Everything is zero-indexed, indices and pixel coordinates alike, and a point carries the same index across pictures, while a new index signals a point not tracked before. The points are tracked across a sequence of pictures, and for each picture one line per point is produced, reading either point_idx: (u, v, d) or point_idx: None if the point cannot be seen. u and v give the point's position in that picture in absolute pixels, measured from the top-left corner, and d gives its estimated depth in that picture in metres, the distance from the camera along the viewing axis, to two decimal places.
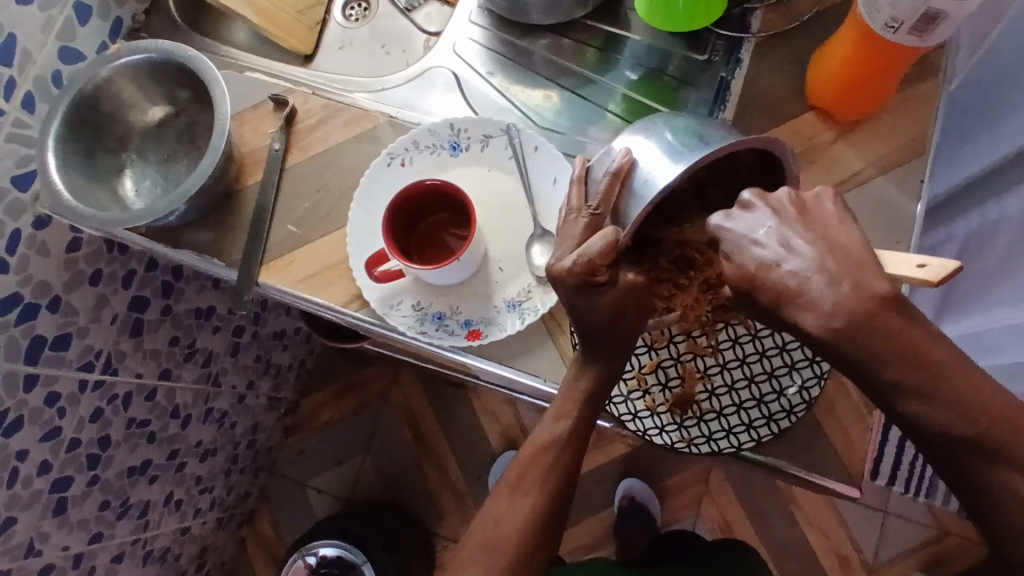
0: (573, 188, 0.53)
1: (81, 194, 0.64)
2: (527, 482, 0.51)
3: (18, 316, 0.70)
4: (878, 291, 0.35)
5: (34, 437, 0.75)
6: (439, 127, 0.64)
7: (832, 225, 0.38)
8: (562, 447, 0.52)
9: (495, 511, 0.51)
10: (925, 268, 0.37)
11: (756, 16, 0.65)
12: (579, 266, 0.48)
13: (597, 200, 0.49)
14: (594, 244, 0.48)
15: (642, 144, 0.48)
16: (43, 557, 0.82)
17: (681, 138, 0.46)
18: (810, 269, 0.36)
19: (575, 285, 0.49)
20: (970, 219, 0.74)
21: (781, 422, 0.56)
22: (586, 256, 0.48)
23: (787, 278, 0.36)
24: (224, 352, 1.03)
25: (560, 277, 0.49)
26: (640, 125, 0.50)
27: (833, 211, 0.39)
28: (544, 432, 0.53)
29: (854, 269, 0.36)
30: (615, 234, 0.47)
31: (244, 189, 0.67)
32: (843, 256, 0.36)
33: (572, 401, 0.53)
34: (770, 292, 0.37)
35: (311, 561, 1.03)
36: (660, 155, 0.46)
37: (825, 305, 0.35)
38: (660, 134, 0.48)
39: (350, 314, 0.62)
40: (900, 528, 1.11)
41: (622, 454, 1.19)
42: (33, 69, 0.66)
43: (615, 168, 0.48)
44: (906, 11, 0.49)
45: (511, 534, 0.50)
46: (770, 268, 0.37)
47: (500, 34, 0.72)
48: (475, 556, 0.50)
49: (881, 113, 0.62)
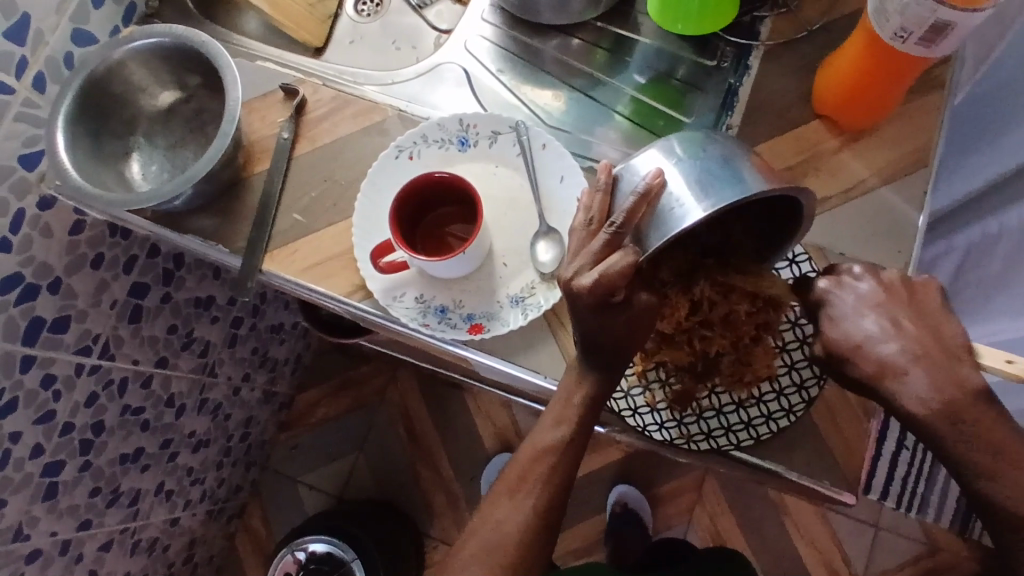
0: (596, 195, 0.53)
1: (88, 176, 0.64)
2: (529, 483, 0.52)
3: (18, 296, 0.69)
4: (970, 381, 0.44)
5: (28, 419, 0.75)
6: (448, 122, 0.64)
7: (938, 319, 0.47)
8: (565, 452, 0.52)
9: (496, 512, 0.52)
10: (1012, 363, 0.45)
11: (766, 23, 0.66)
12: (600, 286, 0.48)
13: (621, 217, 0.48)
14: (614, 264, 0.48)
15: (670, 167, 0.47)
16: (31, 542, 0.81)
17: (711, 161, 0.46)
18: (912, 354, 0.45)
19: (593, 304, 0.49)
20: (970, 232, 0.75)
21: (780, 421, 0.56)
22: (607, 276, 0.48)
23: (887, 357, 0.46)
24: (221, 343, 1.02)
25: (578, 294, 0.50)
26: (666, 144, 0.49)
27: (932, 303, 0.48)
28: (547, 435, 0.53)
29: (954, 359, 0.45)
30: (636, 254, 0.47)
31: (250, 176, 0.67)
32: (940, 343, 0.46)
33: (573, 405, 0.53)
34: (873, 364, 0.46)
35: (300, 557, 1.04)
36: (688, 184, 0.46)
37: (924, 388, 0.44)
38: (688, 154, 0.48)
39: (353, 304, 0.62)
40: (891, 542, 1.11)
41: (615, 460, 1.19)
42: (45, 50, 0.66)
43: (643, 188, 0.47)
44: (914, 21, 0.49)
45: (512, 534, 0.50)
46: (873, 345, 0.46)
47: (511, 32, 0.73)
48: (476, 555, 0.51)
49: (887, 123, 0.62)
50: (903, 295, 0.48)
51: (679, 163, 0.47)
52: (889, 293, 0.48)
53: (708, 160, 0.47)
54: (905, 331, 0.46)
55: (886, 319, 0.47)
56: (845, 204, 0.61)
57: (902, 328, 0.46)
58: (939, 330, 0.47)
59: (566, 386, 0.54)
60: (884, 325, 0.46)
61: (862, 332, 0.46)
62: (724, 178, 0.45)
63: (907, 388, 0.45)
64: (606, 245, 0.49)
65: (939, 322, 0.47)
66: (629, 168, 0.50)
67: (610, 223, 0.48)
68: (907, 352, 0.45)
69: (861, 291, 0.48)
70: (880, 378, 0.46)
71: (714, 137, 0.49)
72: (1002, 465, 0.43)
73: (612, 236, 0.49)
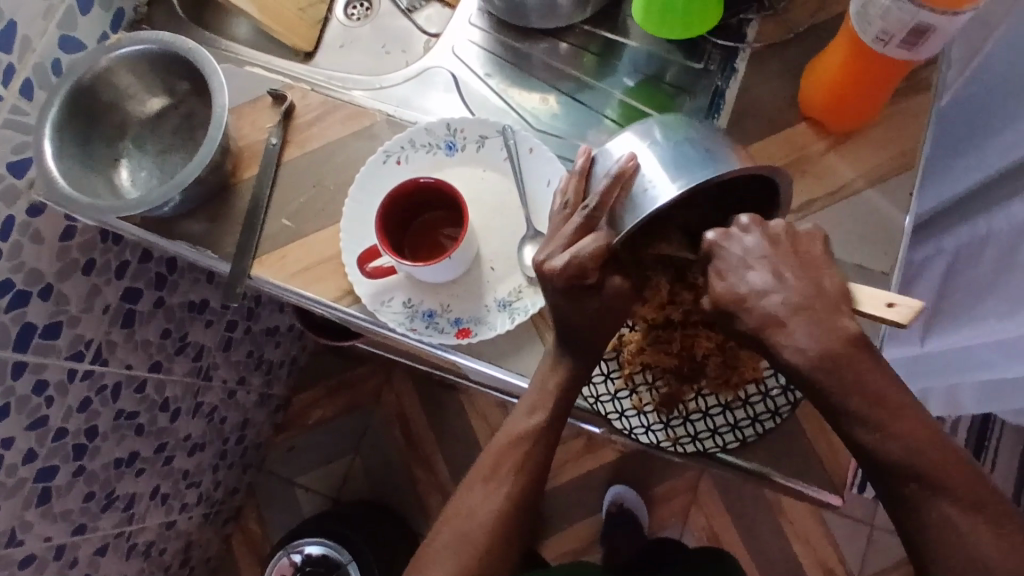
0: (571, 178, 0.54)
1: (76, 183, 0.64)
2: (501, 472, 0.53)
3: (9, 303, 0.69)
4: (847, 332, 0.40)
5: (20, 425, 0.75)
6: (436, 126, 0.64)
7: (819, 268, 0.42)
8: (537, 440, 0.54)
9: (468, 500, 0.53)
10: (893, 307, 0.42)
11: (753, 26, 0.66)
12: (570, 269, 0.50)
13: (595, 200, 0.49)
14: (584, 247, 0.49)
15: (644, 150, 0.48)
16: (25, 547, 0.82)
17: (686, 142, 0.47)
18: (793, 306, 0.40)
19: (563, 286, 0.50)
20: (958, 235, 0.75)
21: (767, 423, 0.56)
22: (577, 259, 0.49)
23: (772, 310, 0.40)
24: (215, 347, 1.03)
25: (550, 276, 0.51)
26: (642, 127, 0.50)
27: (819, 252, 0.43)
28: (520, 424, 0.54)
29: (834, 311, 0.41)
30: (608, 238, 0.49)
31: (239, 182, 0.67)
32: (822, 296, 0.41)
33: (549, 390, 0.54)
34: (755, 317, 0.41)
35: (297, 559, 1.04)
36: (661, 166, 0.46)
37: (802, 342, 0.40)
38: (665, 136, 0.48)
39: (341, 309, 0.63)
40: (886, 541, 1.11)
41: (610, 461, 1.20)
42: (32, 57, 0.66)
43: (617, 170, 0.48)
44: (895, 24, 0.49)
45: (483, 521, 0.52)
46: (758, 296, 0.41)
47: (499, 36, 0.73)
48: (449, 546, 0.52)
49: (873, 125, 0.62)
50: (785, 244, 0.43)
51: (656, 145, 0.48)
52: (774, 243, 0.42)
53: (684, 141, 0.48)
54: (787, 282, 0.41)
55: (769, 271, 0.41)
56: (831, 207, 0.61)
57: (784, 278, 0.41)
58: (822, 281, 0.42)
59: (541, 373, 0.56)
60: (768, 276, 0.41)
61: (748, 285, 0.41)
62: (699, 159, 0.46)
63: (789, 339, 0.40)
64: (580, 227, 0.50)
65: (819, 270, 0.42)
66: (607, 151, 0.51)
67: (584, 205, 0.50)
68: (788, 305, 0.40)
69: (747, 242, 0.42)
70: (763, 332, 0.41)
71: (690, 121, 0.50)
72: (884, 413, 0.39)
73: (586, 219, 0.50)
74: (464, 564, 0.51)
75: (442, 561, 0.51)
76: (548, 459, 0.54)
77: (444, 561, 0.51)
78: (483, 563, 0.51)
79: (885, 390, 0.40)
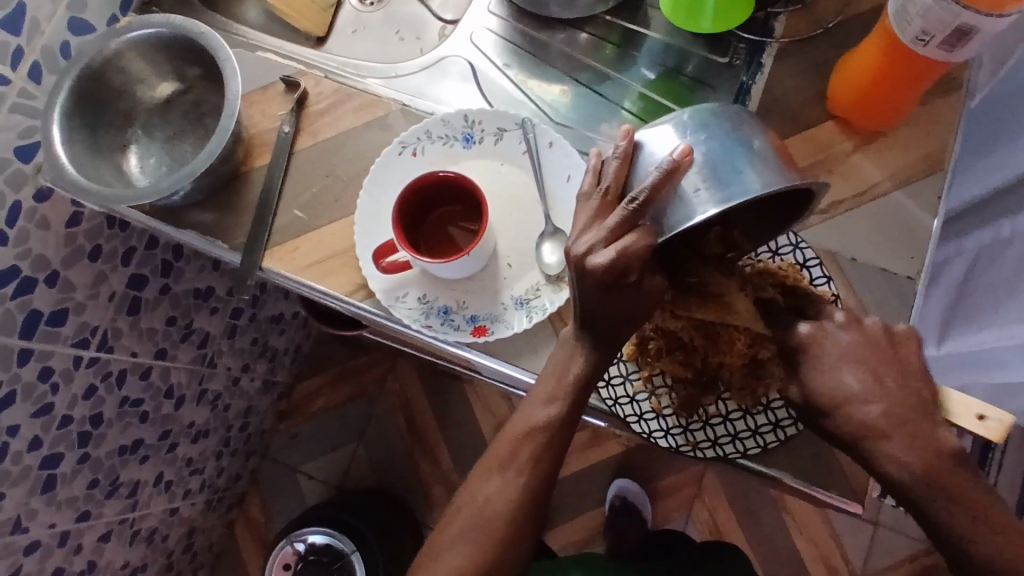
0: (612, 163, 0.50)
1: (85, 169, 0.63)
2: (518, 457, 0.52)
3: (14, 290, 0.68)
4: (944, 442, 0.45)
5: (26, 412, 0.74)
6: (453, 118, 0.63)
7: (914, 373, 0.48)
8: (556, 431, 0.52)
9: (482, 491, 0.52)
10: (984, 420, 0.46)
11: (779, 20, 0.64)
12: (614, 266, 0.47)
13: (643, 194, 0.46)
14: (629, 244, 0.46)
15: (691, 146, 0.47)
16: (29, 535, 0.81)
17: (731, 143, 0.47)
18: (891, 416, 0.46)
19: (604, 280, 0.48)
20: (980, 236, 0.74)
21: (787, 429, 0.55)
22: (623, 255, 0.46)
23: (870, 417, 0.47)
24: (221, 334, 1.02)
25: (590, 271, 0.48)
26: (680, 117, 0.49)
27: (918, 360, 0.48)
28: (539, 413, 0.53)
29: (927, 417, 0.46)
30: (652, 235, 0.46)
31: (250, 171, 0.66)
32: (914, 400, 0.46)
33: (568, 383, 0.53)
34: (852, 422, 0.47)
35: (300, 548, 1.04)
36: (713, 167, 0.45)
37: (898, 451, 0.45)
38: (710, 130, 0.47)
39: (354, 303, 0.61)
40: (890, 540, 1.11)
41: (616, 454, 1.19)
42: (41, 40, 0.65)
43: (670, 165, 0.45)
44: (935, 24, 0.49)
45: (497, 512, 0.51)
46: (856, 404, 0.47)
47: (517, 24, 0.71)
48: (465, 532, 0.52)
49: (901, 125, 0.61)
50: (884, 347, 0.49)
51: (701, 141, 0.47)
52: (870, 345, 0.49)
53: (727, 138, 0.47)
54: (886, 388, 0.47)
55: (864, 376, 0.48)
56: (858, 208, 0.60)
57: (880, 385, 0.47)
58: (919, 387, 0.47)
59: (562, 359, 0.54)
60: (864, 382, 0.48)
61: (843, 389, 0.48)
62: (746, 165, 0.45)
63: (888, 447, 0.46)
64: (623, 220, 0.47)
65: (912, 376, 0.47)
66: (645, 141, 0.49)
67: (630, 199, 0.46)
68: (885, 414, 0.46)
69: (839, 342, 0.49)
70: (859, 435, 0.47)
71: (723, 108, 0.49)
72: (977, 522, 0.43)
73: (631, 213, 0.47)
74: (479, 550, 0.51)
75: (455, 549, 0.51)
76: (564, 446, 0.53)
77: (461, 547, 0.51)
78: (498, 552, 0.51)
79: (980, 502, 0.44)
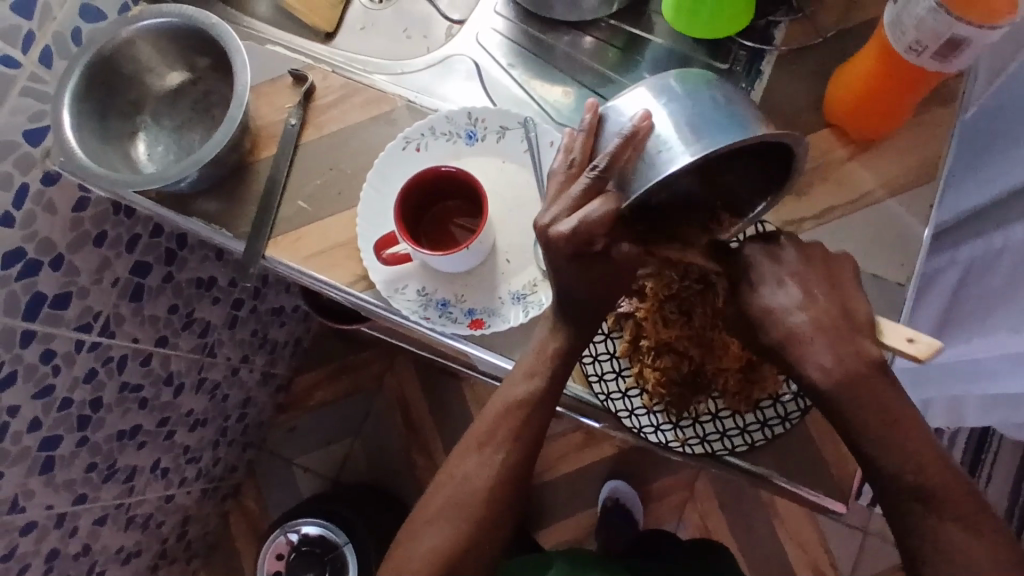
0: (578, 136, 0.52)
1: (93, 153, 0.64)
2: (501, 440, 0.53)
3: (20, 271, 0.69)
4: None
5: (27, 393, 0.75)
6: (457, 115, 0.64)
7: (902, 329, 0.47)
8: (538, 412, 0.54)
9: (464, 478, 0.53)
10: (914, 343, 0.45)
11: (780, 28, 0.65)
12: (579, 234, 0.49)
13: (603, 160, 0.48)
14: (593, 210, 0.49)
15: (658, 109, 0.48)
16: (26, 515, 0.82)
17: (698, 102, 0.47)
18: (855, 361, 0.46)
19: (569, 251, 0.50)
20: (973, 248, 0.75)
21: (775, 428, 0.56)
22: (585, 222, 0.49)
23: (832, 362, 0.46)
24: (222, 324, 1.03)
25: (555, 240, 0.51)
26: (651, 82, 0.50)
27: None
28: (519, 397, 0.54)
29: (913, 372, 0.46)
30: (617, 201, 0.48)
31: (257, 161, 0.67)
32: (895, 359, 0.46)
33: (545, 357, 0.55)
34: None
35: (293, 538, 1.05)
36: (679, 125, 0.46)
37: None
38: (677, 92, 0.48)
39: (354, 294, 0.62)
40: (878, 548, 1.12)
41: (609, 456, 1.20)
42: (53, 25, 0.66)
43: (630, 130, 0.47)
44: (929, 35, 0.50)
45: (483, 498, 0.52)
46: None
47: (524, 26, 0.72)
48: (442, 515, 0.52)
49: (897, 134, 0.62)
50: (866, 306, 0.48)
51: (666, 104, 0.48)
52: None
53: (694, 100, 0.47)
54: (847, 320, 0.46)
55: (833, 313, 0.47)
56: (852, 214, 0.61)
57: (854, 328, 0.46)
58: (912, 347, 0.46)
59: (540, 337, 0.56)
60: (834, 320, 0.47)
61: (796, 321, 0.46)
62: (712, 118, 0.45)
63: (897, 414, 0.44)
64: (587, 189, 0.49)
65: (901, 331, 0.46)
66: (614, 109, 0.50)
67: (593, 166, 0.49)
68: None
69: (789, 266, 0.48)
70: None
71: (696, 74, 0.49)
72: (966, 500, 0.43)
73: (595, 180, 0.49)
74: (456, 533, 0.51)
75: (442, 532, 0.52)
76: (546, 429, 0.54)
77: (437, 530, 0.52)
78: (476, 538, 0.52)
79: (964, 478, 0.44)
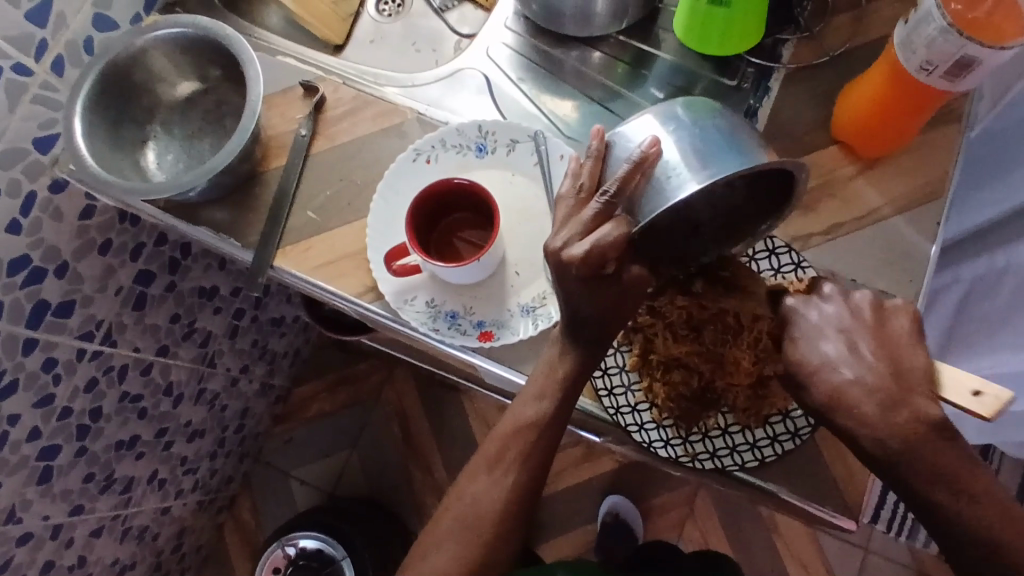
0: (586, 163, 0.53)
1: (103, 161, 0.64)
2: (511, 450, 0.53)
3: (24, 279, 0.69)
4: None
5: (28, 402, 0.75)
6: (467, 128, 0.65)
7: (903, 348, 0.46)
8: (548, 422, 0.53)
9: (472, 492, 0.53)
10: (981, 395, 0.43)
11: (788, 47, 0.66)
12: (592, 257, 0.49)
13: (614, 185, 0.49)
14: (605, 234, 0.49)
15: (665, 136, 0.48)
16: (23, 525, 0.81)
17: (707, 129, 0.48)
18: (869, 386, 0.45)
19: (587, 272, 0.50)
20: (976, 266, 0.75)
21: (785, 444, 0.56)
22: (598, 247, 0.49)
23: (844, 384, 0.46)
24: (222, 334, 1.02)
25: (568, 264, 0.50)
26: (658, 109, 0.50)
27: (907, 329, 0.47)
28: (529, 410, 0.54)
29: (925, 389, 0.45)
30: (627, 225, 0.49)
31: (267, 171, 0.67)
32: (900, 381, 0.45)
33: (557, 380, 0.54)
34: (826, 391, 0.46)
35: (290, 552, 1.04)
36: (689, 152, 0.47)
37: None
38: (684, 119, 0.49)
39: (363, 305, 0.62)
40: (878, 565, 1.12)
41: (608, 470, 1.20)
42: (66, 34, 0.66)
43: (639, 156, 0.47)
44: (940, 55, 0.51)
45: (491, 510, 0.52)
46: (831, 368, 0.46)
47: (533, 41, 0.73)
48: (454, 526, 0.52)
49: (903, 152, 0.63)
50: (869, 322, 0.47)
51: (675, 130, 0.48)
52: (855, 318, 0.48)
53: (703, 127, 0.48)
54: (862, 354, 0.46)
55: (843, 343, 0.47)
56: (859, 231, 0.62)
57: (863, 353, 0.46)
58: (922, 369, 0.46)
59: (550, 358, 0.55)
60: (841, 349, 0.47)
61: (818, 354, 0.47)
62: (722, 146, 0.46)
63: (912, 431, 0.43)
64: (598, 214, 0.50)
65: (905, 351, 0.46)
66: (621, 135, 0.51)
67: (602, 192, 0.49)
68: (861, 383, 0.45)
69: (825, 310, 0.49)
70: None
71: (703, 102, 0.50)
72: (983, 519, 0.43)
73: (604, 206, 0.49)
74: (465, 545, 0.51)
75: (450, 546, 0.52)
76: (556, 442, 0.54)
77: (449, 542, 0.52)
78: (484, 552, 0.51)
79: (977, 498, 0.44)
